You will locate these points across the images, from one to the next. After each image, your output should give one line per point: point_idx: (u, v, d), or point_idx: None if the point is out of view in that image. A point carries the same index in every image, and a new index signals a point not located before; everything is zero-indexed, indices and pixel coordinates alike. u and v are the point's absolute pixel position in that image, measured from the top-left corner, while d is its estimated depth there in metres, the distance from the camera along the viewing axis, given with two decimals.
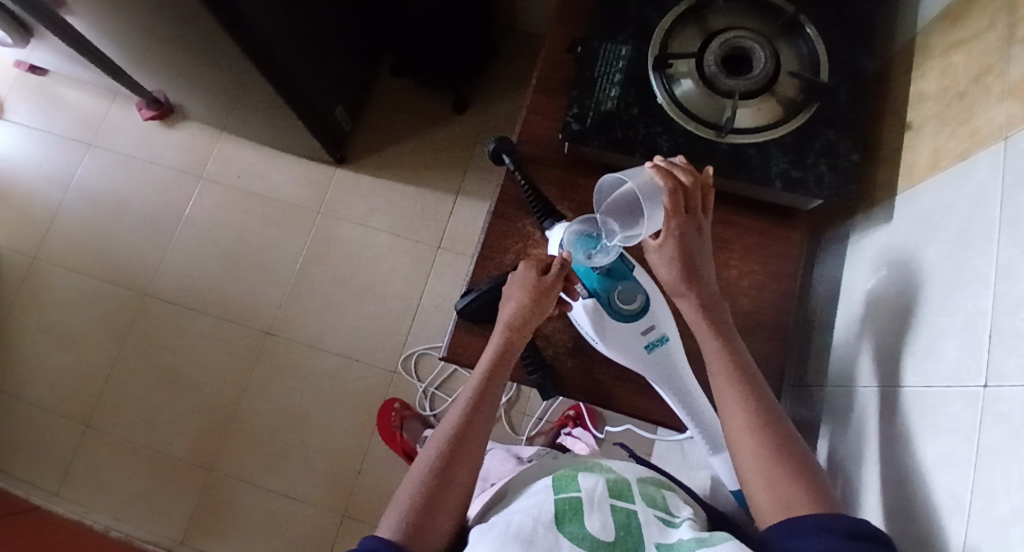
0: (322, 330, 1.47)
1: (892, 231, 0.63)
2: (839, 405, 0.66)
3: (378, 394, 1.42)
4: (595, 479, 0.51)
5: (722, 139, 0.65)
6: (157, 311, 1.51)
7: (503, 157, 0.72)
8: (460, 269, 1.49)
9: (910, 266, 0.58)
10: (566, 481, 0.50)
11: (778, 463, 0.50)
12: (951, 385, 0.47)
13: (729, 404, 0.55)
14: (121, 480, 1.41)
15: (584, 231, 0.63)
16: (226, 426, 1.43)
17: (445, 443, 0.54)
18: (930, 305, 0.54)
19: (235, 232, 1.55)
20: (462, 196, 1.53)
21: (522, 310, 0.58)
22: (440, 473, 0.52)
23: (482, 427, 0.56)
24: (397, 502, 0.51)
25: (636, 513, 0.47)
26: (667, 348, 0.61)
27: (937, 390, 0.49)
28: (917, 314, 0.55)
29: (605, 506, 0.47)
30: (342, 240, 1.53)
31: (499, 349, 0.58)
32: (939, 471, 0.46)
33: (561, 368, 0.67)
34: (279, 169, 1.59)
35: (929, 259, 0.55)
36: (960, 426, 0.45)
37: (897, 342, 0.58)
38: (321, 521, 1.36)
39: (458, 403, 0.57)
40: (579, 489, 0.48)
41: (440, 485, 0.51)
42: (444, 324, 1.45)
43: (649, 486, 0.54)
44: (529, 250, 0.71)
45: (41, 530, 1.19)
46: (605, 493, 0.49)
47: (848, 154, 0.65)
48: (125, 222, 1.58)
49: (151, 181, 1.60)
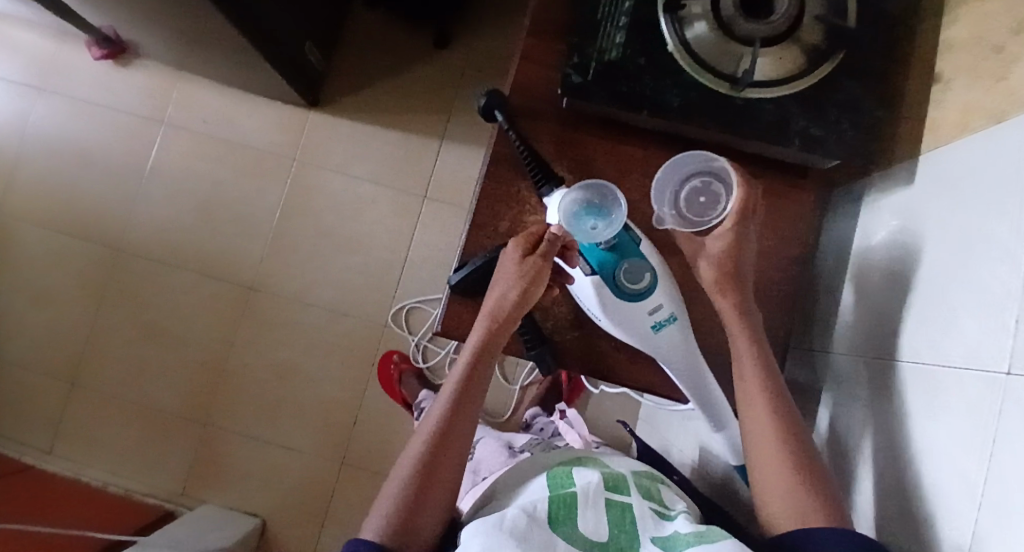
0: (308, 285, 1.42)
1: (914, 193, 0.59)
2: (839, 375, 0.65)
3: (370, 348, 1.41)
4: (591, 472, 0.50)
5: (738, 93, 0.59)
6: (133, 267, 1.45)
7: (496, 115, 0.65)
8: (449, 219, 1.43)
9: (934, 233, 0.54)
10: (561, 477, 0.50)
11: (780, 464, 0.52)
12: (945, 365, 0.49)
13: (754, 415, 0.54)
14: (114, 436, 1.40)
15: (585, 201, 0.58)
16: (216, 382, 1.41)
17: (437, 427, 0.53)
18: (926, 287, 0.54)
19: (208, 182, 1.46)
20: (448, 141, 1.45)
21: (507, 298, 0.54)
22: (432, 457, 0.51)
23: (475, 407, 0.55)
24: (389, 486, 0.50)
25: (632, 506, 0.47)
26: (675, 329, 0.58)
27: (930, 372, 0.50)
28: (913, 295, 0.56)
29: (600, 502, 0.47)
30: (323, 190, 1.45)
31: (493, 325, 0.55)
32: (956, 454, 0.45)
33: (561, 342, 0.64)
34: (249, 112, 1.47)
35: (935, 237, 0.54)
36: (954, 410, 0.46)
37: (892, 326, 0.58)
38: (320, 469, 1.38)
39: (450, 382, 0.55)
40: (574, 485, 0.48)
41: (434, 469, 0.50)
42: (434, 276, 1.41)
43: (644, 478, 0.53)
44: (525, 216, 0.66)
45: (35, 497, 1.20)
46: (601, 486, 0.48)
47: (873, 110, 0.60)
48: (88, 172, 1.47)
49: (112, 127, 1.48)
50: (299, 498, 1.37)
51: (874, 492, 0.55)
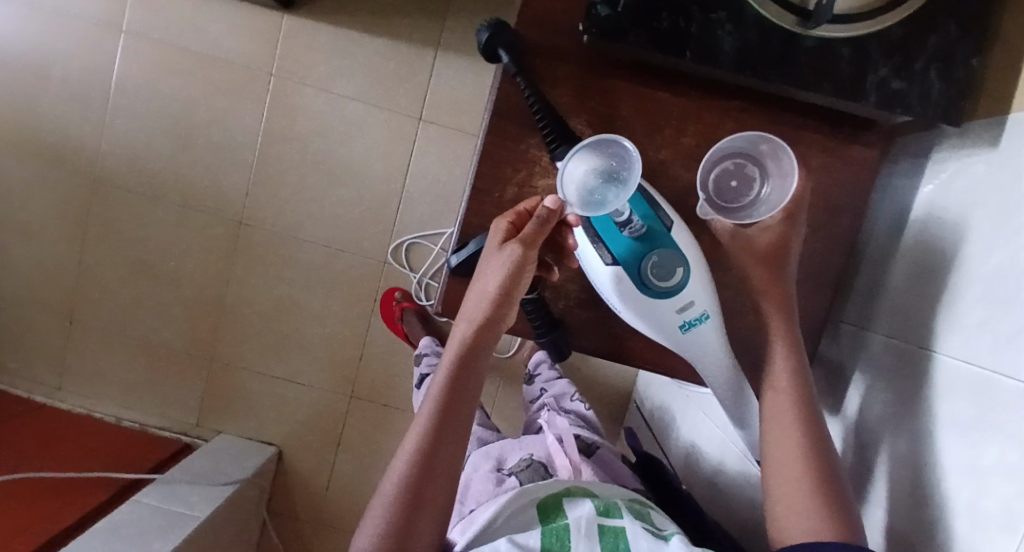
0: (300, 217, 1.33)
1: (997, 158, 0.47)
2: (872, 361, 0.59)
3: (370, 284, 1.35)
4: (583, 504, 0.55)
5: (807, 32, 0.47)
6: (111, 198, 1.35)
7: (500, 55, 0.53)
8: (447, 144, 1.30)
9: (1013, 210, 0.44)
10: (554, 509, 0.55)
11: (800, 473, 0.48)
12: (998, 374, 0.42)
13: (777, 421, 0.51)
14: (120, 372, 1.40)
15: (601, 175, 0.47)
16: (216, 319, 1.37)
17: (423, 439, 0.48)
18: (969, 280, 0.48)
19: (179, 102, 1.31)
20: (444, 51, 1.27)
21: (493, 300, 0.49)
22: (421, 473, 0.47)
23: (463, 413, 0.50)
24: (375, 504, 0.47)
25: (624, 532, 0.52)
26: (706, 327, 0.51)
27: (989, 381, 0.43)
28: (965, 285, 0.48)
29: (594, 532, 0.52)
30: (307, 111, 1.30)
31: (479, 324, 0.50)
32: (1009, 485, 0.39)
33: (574, 322, 0.57)
34: (215, 18, 1.28)
35: (988, 224, 0.47)
36: (992, 427, 0.41)
37: (926, 319, 0.52)
38: (329, 402, 1.39)
39: (434, 388, 0.51)
40: (567, 518, 0.53)
41: (423, 485, 0.46)
42: (434, 208, 1.32)
43: (635, 505, 0.59)
44: (535, 180, 0.56)
45: (51, 438, 1.21)
46: (593, 516, 0.54)
47: (968, 56, 0.47)
48: (45, 91, 1.32)
49: (62, 37, 1.30)
50: (311, 429, 1.39)
51: (902, 495, 0.51)
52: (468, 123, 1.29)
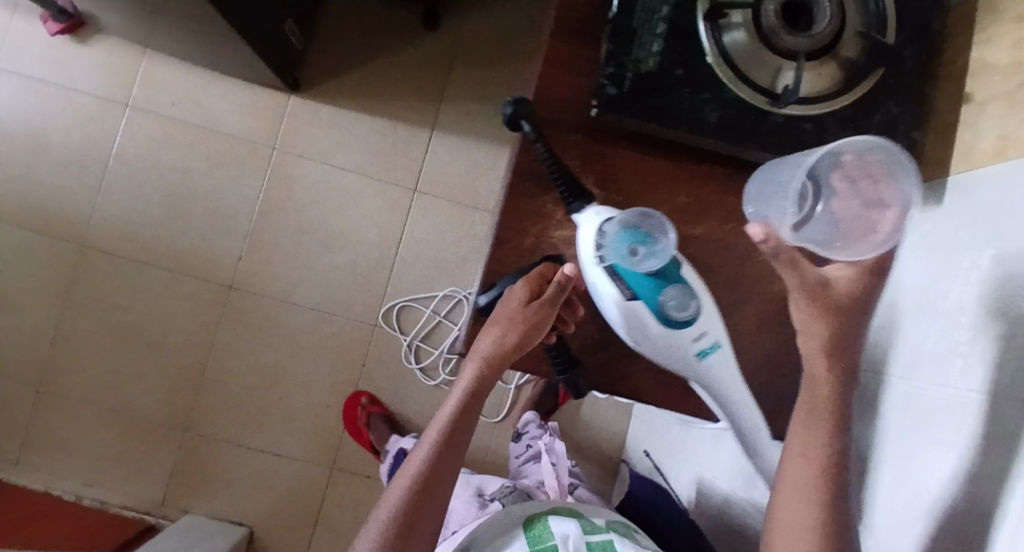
0: (293, 282, 1.35)
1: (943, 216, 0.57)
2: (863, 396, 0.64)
3: (359, 348, 1.35)
4: (570, 524, 0.68)
5: (778, 109, 0.56)
6: (100, 263, 1.34)
7: (521, 125, 0.60)
8: (440, 214, 1.38)
9: (976, 254, 0.51)
10: (541, 530, 0.67)
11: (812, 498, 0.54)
12: (975, 393, 0.47)
13: (791, 456, 0.57)
14: (86, 444, 1.32)
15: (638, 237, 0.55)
16: (195, 386, 1.33)
17: (424, 460, 0.59)
18: (916, 319, 0.58)
19: (180, 171, 1.36)
20: (438, 131, 1.39)
21: (499, 349, 0.56)
22: (417, 492, 0.58)
23: (460, 441, 0.60)
24: (382, 505, 0.60)
25: (610, 546, 0.67)
26: (719, 354, 0.56)
27: (966, 401, 0.48)
28: (940, 319, 0.54)
29: (582, 549, 0.66)
30: (307, 181, 1.37)
31: (486, 368, 0.57)
32: (999, 495, 0.43)
33: (588, 362, 0.61)
34: (223, 96, 1.37)
35: (923, 276, 0.58)
36: (963, 437, 0.47)
37: (886, 352, 0.62)
38: (310, 474, 1.33)
39: (441, 415, 0.61)
40: (555, 537, 0.66)
41: (420, 501, 0.58)
42: (427, 273, 1.37)
43: (616, 527, 0.72)
44: (551, 232, 0.63)
45: (11, 518, 1.12)
46: (579, 534, 0.67)
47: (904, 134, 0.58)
48: (45, 158, 1.35)
49: (69, 109, 1.35)
50: (289, 504, 1.32)
51: (894, 515, 0.55)
52: (461, 195, 1.39)
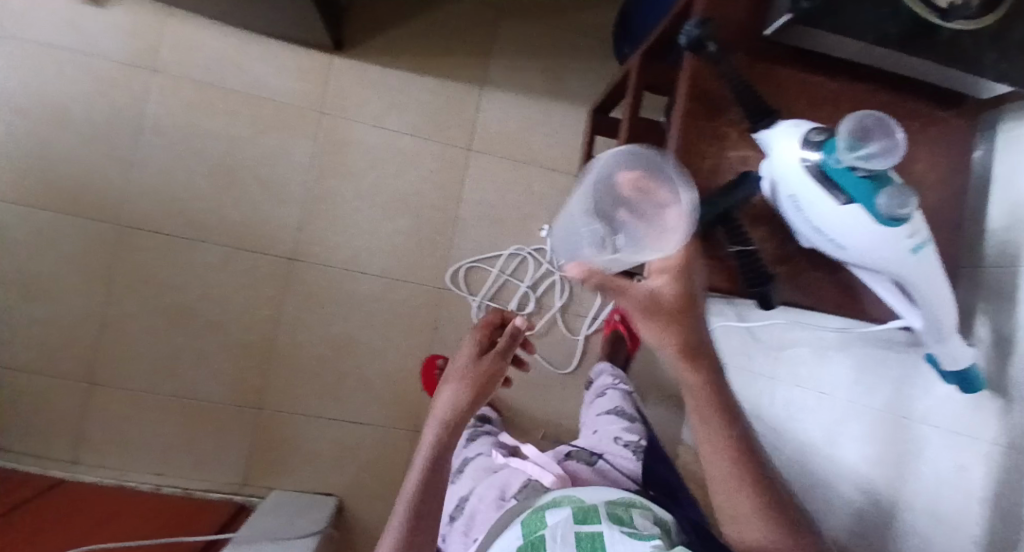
0: (354, 250, 1.33)
1: None
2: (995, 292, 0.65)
3: (428, 312, 1.35)
4: (562, 514, 0.62)
5: (946, 24, 0.61)
6: (144, 243, 1.27)
7: (705, 46, 0.63)
8: (498, 171, 1.38)
9: None
10: (535, 525, 0.63)
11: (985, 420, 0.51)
12: None
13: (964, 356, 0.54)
14: (150, 433, 1.26)
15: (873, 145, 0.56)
16: (263, 363, 1.29)
17: (407, 512, 0.63)
18: None
19: (222, 141, 1.29)
20: (488, 88, 1.38)
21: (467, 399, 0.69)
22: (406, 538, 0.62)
23: (436, 497, 0.65)
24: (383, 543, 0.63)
25: (600, 535, 0.58)
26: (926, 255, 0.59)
27: None
28: None
29: (570, 538, 0.58)
30: (359, 146, 1.33)
31: (448, 428, 0.67)
32: None
33: (779, 274, 0.66)
34: (259, 58, 1.30)
35: None
36: None
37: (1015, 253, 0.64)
38: (392, 440, 1.33)
39: (414, 472, 0.66)
40: (546, 529, 0.61)
41: None
42: (489, 232, 1.37)
43: (618, 508, 0.65)
44: (728, 155, 0.66)
45: (92, 519, 1.05)
46: (569, 523, 0.60)
47: None
48: (66, 133, 1.25)
49: (89, 78, 1.25)
50: (372, 471, 1.32)
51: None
52: (516, 151, 1.39)
